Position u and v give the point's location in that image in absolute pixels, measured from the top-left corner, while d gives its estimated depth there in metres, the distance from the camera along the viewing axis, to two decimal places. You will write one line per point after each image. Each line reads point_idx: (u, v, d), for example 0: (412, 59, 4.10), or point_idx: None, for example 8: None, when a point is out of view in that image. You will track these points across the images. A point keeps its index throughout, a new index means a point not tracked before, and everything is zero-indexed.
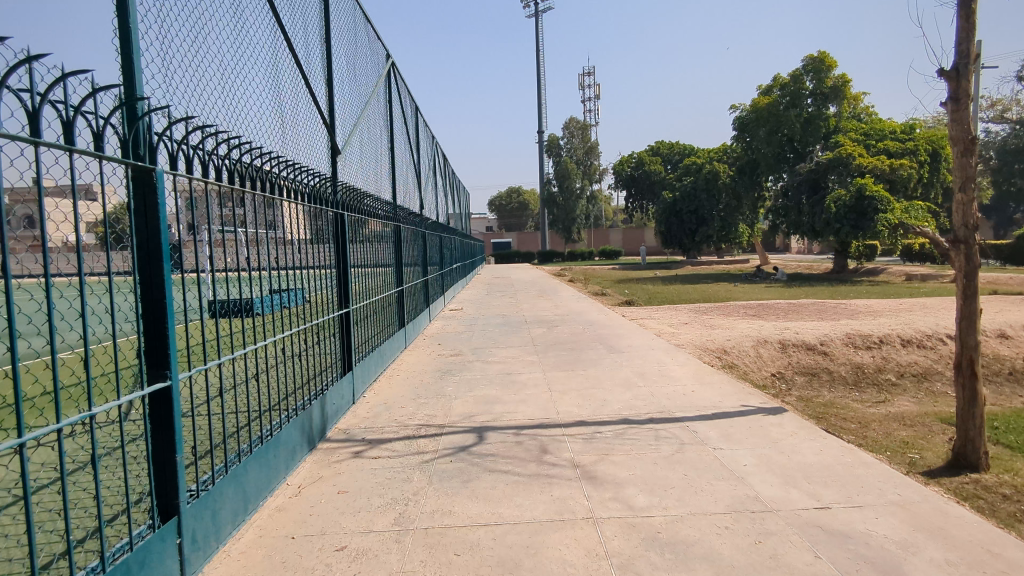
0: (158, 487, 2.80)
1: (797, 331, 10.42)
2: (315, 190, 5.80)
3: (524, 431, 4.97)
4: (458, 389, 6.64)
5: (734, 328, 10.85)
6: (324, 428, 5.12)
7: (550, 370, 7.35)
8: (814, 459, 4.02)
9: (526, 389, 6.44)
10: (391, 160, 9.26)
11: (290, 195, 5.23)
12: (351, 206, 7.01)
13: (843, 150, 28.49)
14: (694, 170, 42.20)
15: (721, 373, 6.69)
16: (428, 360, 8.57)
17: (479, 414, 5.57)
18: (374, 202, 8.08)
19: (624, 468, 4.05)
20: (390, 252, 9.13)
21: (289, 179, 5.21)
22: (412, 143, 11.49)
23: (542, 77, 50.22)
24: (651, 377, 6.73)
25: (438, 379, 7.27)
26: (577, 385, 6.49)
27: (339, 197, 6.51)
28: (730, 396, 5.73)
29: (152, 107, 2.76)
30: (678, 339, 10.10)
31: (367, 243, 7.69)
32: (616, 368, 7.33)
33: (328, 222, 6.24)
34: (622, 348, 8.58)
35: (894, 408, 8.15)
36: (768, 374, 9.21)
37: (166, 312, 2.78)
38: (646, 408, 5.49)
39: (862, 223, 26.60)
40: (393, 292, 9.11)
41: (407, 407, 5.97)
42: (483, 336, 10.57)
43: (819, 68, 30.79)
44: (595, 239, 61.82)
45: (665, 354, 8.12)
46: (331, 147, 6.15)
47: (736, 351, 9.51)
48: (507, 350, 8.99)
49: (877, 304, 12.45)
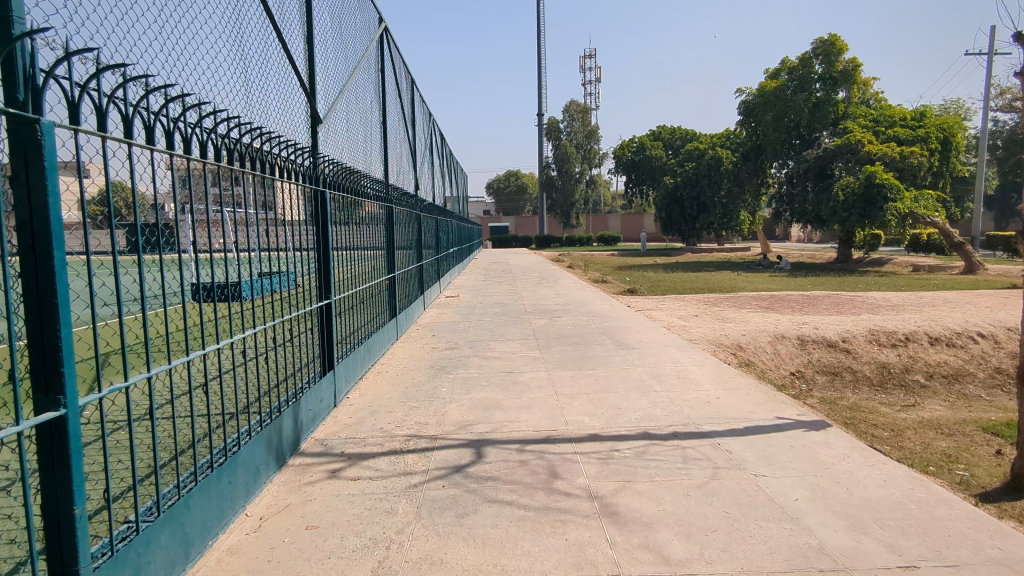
0: (51, 548, 2.10)
1: (817, 326, 9.74)
2: (295, 165, 5.04)
3: (529, 447, 4.29)
4: (453, 390, 5.94)
5: (748, 322, 10.18)
6: (296, 441, 4.41)
7: (555, 369, 6.66)
8: (880, 494, 3.37)
9: (530, 392, 5.76)
10: (382, 134, 8.48)
11: (262, 169, 4.47)
12: (335, 183, 6.22)
13: (852, 137, 27.59)
14: (696, 156, 41.35)
15: (746, 376, 6.01)
16: (421, 353, 7.89)
17: (477, 423, 4.88)
18: (362, 180, 7.30)
19: (652, 501, 3.38)
20: (381, 236, 8.38)
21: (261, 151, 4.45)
22: (407, 119, 10.70)
23: (543, 57, 48.94)
24: (669, 379, 6.04)
25: (432, 377, 6.58)
26: (586, 388, 5.80)
27: (322, 171, 5.72)
28: (762, 405, 5.05)
29: (33, 32, 2.01)
30: (691, 333, 9.42)
31: (353, 227, 6.93)
32: (628, 367, 6.65)
33: (308, 200, 5.44)
34: (632, 344, 7.91)
35: (927, 413, 7.49)
36: (788, 373, 8.55)
37: (57, 314, 2.05)
38: (668, 419, 4.82)
39: (870, 212, 25.62)
40: (384, 279, 8.40)
41: (395, 413, 5.28)
42: (480, 327, 9.85)
43: (830, 51, 29.91)
44: (593, 224, 61.01)
45: (679, 352, 7.44)
46: (312, 116, 5.38)
47: (752, 348, 8.86)
48: (507, 343, 8.28)
49: (897, 298, 11.77)
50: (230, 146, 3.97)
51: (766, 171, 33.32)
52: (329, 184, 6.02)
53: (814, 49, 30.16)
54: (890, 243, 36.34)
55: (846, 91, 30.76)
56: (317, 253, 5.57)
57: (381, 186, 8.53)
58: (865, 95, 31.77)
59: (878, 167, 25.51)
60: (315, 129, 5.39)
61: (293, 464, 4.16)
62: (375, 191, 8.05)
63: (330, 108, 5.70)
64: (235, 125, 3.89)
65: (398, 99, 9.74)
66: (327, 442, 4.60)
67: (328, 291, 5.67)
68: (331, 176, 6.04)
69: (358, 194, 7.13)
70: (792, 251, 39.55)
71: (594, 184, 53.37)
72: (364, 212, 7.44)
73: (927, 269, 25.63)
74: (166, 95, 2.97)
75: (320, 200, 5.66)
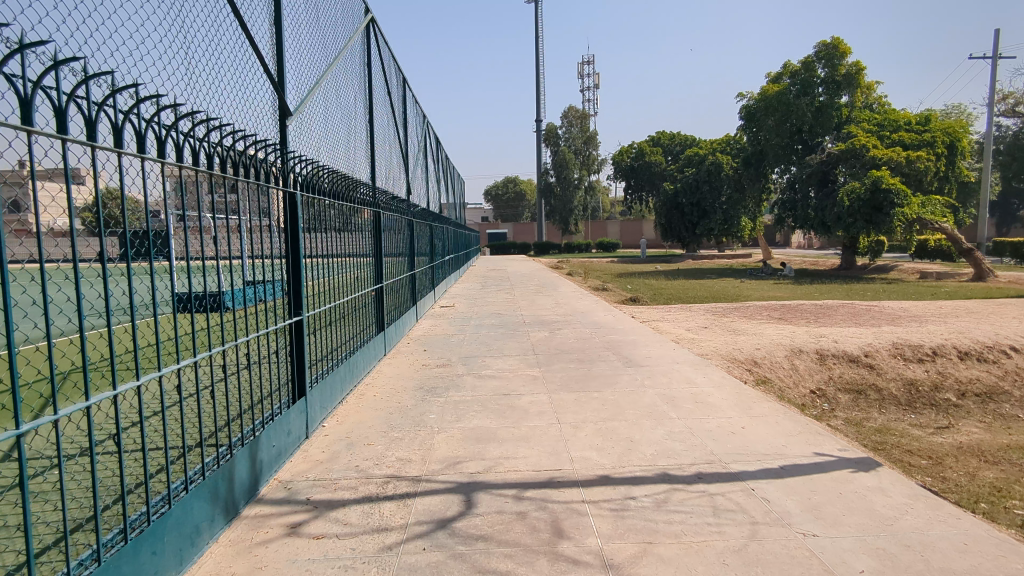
0: None
1: (836, 339, 9.10)
2: (266, 163, 4.43)
3: (528, 493, 3.63)
4: (443, 417, 5.27)
5: (761, 335, 9.55)
6: (254, 486, 3.74)
7: (556, 391, 6.01)
8: (964, 563, 2.73)
9: (529, 419, 5.10)
10: (369, 134, 7.84)
11: (237, 173, 4.07)
12: (310, 185, 5.53)
13: (856, 141, 27.07)
14: (696, 162, 40.80)
15: (772, 401, 5.35)
16: (411, 371, 7.25)
17: (468, 460, 4.22)
18: (343, 182, 6.62)
19: (682, 571, 2.73)
20: (367, 243, 7.71)
21: (234, 150, 4.01)
22: (398, 120, 10.08)
23: (542, 60, 48.46)
24: (684, 404, 5.38)
25: (419, 400, 5.93)
26: (592, 415, 5.15)
27: (293, 171, 5.03)
28: (797, 437, 4.39)
29: None
30: (701, 347, 8.77)
31: (332, 234, 6.24)
32: (637, 388, 6.00)
33: (277, 204, 4.75)
34: (640, 361, 7.26)
35: (964, 437, 6.82)
36: (808, 391, 7.91)
37: None
38: (689, 455, 4.16)
39: (878, 218, 25.00)
40: (371, 291, 7.73)
41: (375, 446, 4.62)
42: (475, 340, 9.18)
43: (832, 55, 29.48)
44: (592, 231, 60.38)
45: (692, 370, 6.80)
46: (281, 109, 4.72)
47: (768, 363, 8.23)
48: (504, 360, 7.61)
49: (917, 308, 11.12)
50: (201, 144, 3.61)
51: (767, 176, 32.75)
52: (302, 185, 5.33)
53: (817, 53, 29.73)
54: (894, 250, 35.87)
55: (849, 95, 30.26)
56: (287, 264, 4.87)
57: (367, 190, 7.86)
58: (868, 100, 31.28)
59: (885, 172, 24.99)
60: (286, 123, 4.73)
61: (247, 515, 3.51)
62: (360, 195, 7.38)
63: (303, 99, 5.06)
64: (206, 123, 3.51)
65: (387, 97, 9.11)
66: (293, 484, 3.94)
67: (302, 307, 4.91)
68: (305, 178, 5.35)
69: (337, 198, 6.44)
70: (795, 258, 38.94)
71: (592, 190, 52.80)
72: (346, 217, 6.77)
73: (935, 275, 25.03)
74: (102, 82, 2.55)
75: (291, 204, 4.94)
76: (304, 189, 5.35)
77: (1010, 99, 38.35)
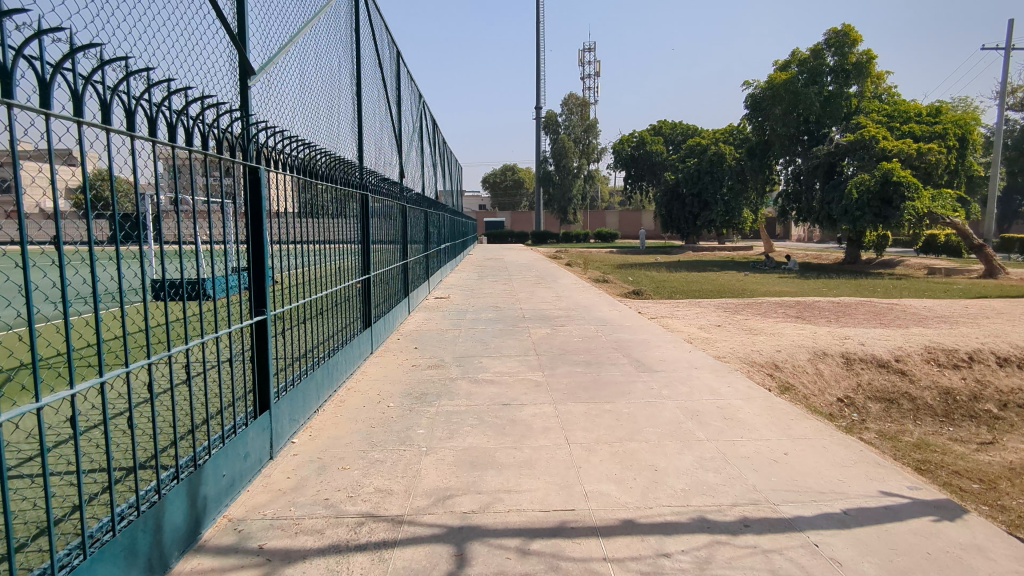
0: None
1: (863, 341, 8.41)
2: (224, 131, 3.65)
3: (535, 544, 2.92)
4: (432, 433, 4.55)
5: (780, 335, 8.86)
6: (193, 532, 3.00)
7: (562, 401, 5.28)
8: None
9: (533, 439, 4.37)
10: (356, 107, 7.03)
11: (189, 142, 3.36)
12: (281, 160, 4.73)
13: (865, 132, 26.11)
14: (698, 152, 39.94)
15: (812, 420, 4.66)
16: (398, 373, 6.52)
17: (461, 495, 3.49)
18: (323, 159, 5.81)
19: None
20: (353, 229, 6.94)
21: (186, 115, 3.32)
22: (390, 96, 9.26)
23: (542, 45, 47.35)
24: (711, 421, 4.66)
25: (407, 409, 5.20)
26: (607, 434, 4.43)
27: (261, 142, 4.23)
28: (856, 471, 3.68)
29: None
30: (717, 348, 8.06)
31: (308, 218, 5.45)
32: (654, 399, 5.28)
33: (238, 181, 3.95)
34: (654, 366, 6.54)
35: (1014, 454, 6.12)
36: (835, 400, 7.23)
37: None
38: (730, 492, 3.44)
39: (887, 212, 24.20)
40: (357, 282, 6.98)
41: (352, 472, 3.89)
42: (470, 337, 8.44)
43: (842, 43, 28.67)
44: (591, 221, 59.66)
45: (714, 377, 6.07)
46: (242, 67, 3.90)
47: (790, 368, 7.56)
48: (502, 362, 6.88)
49: (943, 308, 10.42)
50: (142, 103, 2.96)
51: (772, 167, 31.95)
52: (268, 161, 4.51)
53: (826, 40, 28.91)
54: (897, 246, 35.22)
55: (859, 85, 29.41)
56: (250, 253, 4.07)
57: (354, 169, 7.05)
58: (878, 89, 30.42)
59: (895, 163, 24.08)
60: (248, 84, 3.92)
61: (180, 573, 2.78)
62: (343, 175, 6.56)
63: (271, 58, 4.25)
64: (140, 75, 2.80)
65: (378, 69, 8.30)
66: (246, 526, 3.20)
67: (265, 305, 4.11)
68: (272, 152, 4.53)
69: (315, 175, 5.62)
70: (797, 252, 38.20)
71: (592, 179, 51.90)
72: (326, 199, 5.96)
73: (944, 271, 24.37)
74: None
75: (253, 180, 4.12)
76: (271, 167, 4.54)
77: (1019, 93, 37.59)
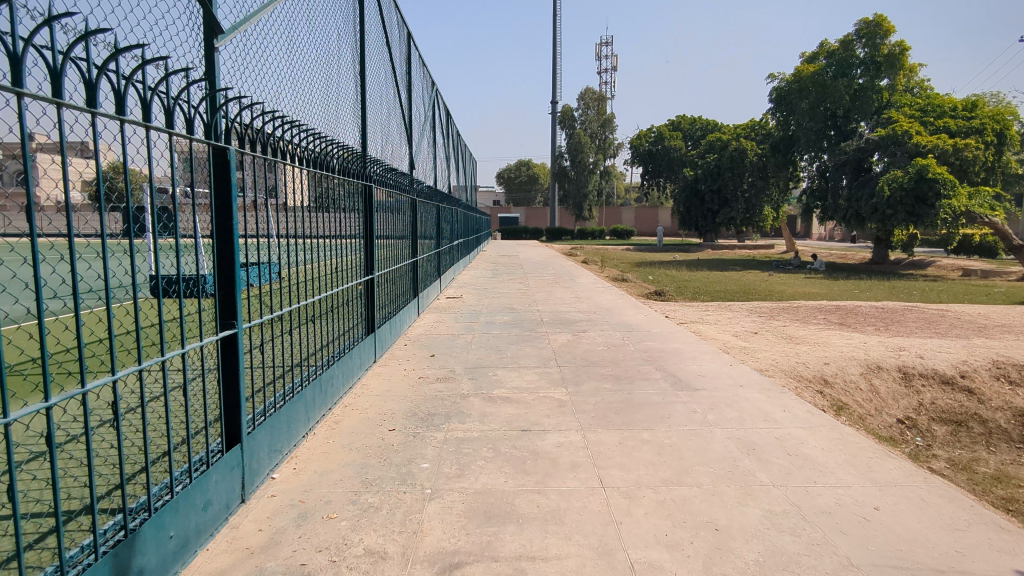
0: None
1: (922, 354, 7.55)
2: (175, 99, 2.76)
3: None
4: (440, 469, 3.82)
5: (826, 344, 8.03)
6: None
7: (590, 427, 4.51)
8: None
9: (561, 481, 3.61)
10: (358, 87, 6.25)
11: (121, 110, 2.48)
12: (261, 142, 3.95)
13: (897, 127, 24.87)
14: (718, 147, 38.81)
15: (897, 460, 3.88)
16: (403, 387, 5.78)
17: (473, 563, 2.76)
18: (318, 144, 5.06)
19: None
20: (354, 223, 6.18)
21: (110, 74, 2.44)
22: (398, 79, 8.49)
23: (560, 36, 46.37)
24: (773, 459, 3.89)
25: (410, 435, 4.46)
26: (649, 475, 3.67)
27: (234, 117, 3.45)
28: (976, 539, 2.91)
29: None
30: (758, 360, 7.26)
31: (296, 210, 4.68)
32: (699, 427, 4.52)
33: (202, 165, 3.14)
34: (692, 383, 5.74)
35: None
36: (895, 421, 6.39)
37: None
38: (819, 569, 2.67)
39: (921, 210, 22.92)
40: (358, 282, 6.23)
41: (340, 524, 3.17)
42: (483, 344, 7.69)
43: (874, 34, 27.37)
44: (606, 217, 58.67)
45: (764, 398, 5.27)
46: (206, 24, 3.12)
47: (842, 384, 6.75)
48: (519, 375, 6.13)
49: (1003, 317, 9.50)
50: (32, 48, 2.07)
51: (796, 163, 30.85)
52: (245, 141, 3.74)
53: (857, 31, 27.65)
54: (925, 246, 34.02)
55: (890, 78, 28.16)
56: (216, 254, 3.27)
57: (355, 157, 6.27)
58: (910, 82, 29.16)
59: (930, 159, 22.91)
60: (214, 44, 3.15)
61: None
62: (343, 162, 5.80)
63: (247, 17, 3.49)
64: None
65: (385, 49, 7.53)
66: None
67: (235, 315, 3.34)
68: (251, 131, 3.74)
69: (309, 162, 4.85)
70: (819, 250, 37.02)
71: (608, 174, 50.86)
72: (324, 189, 5.19)
73: (980, 273, 23.19)
74: None
75: (222, 164, 3.27)
76: (247, 147, 3.76)
77: None
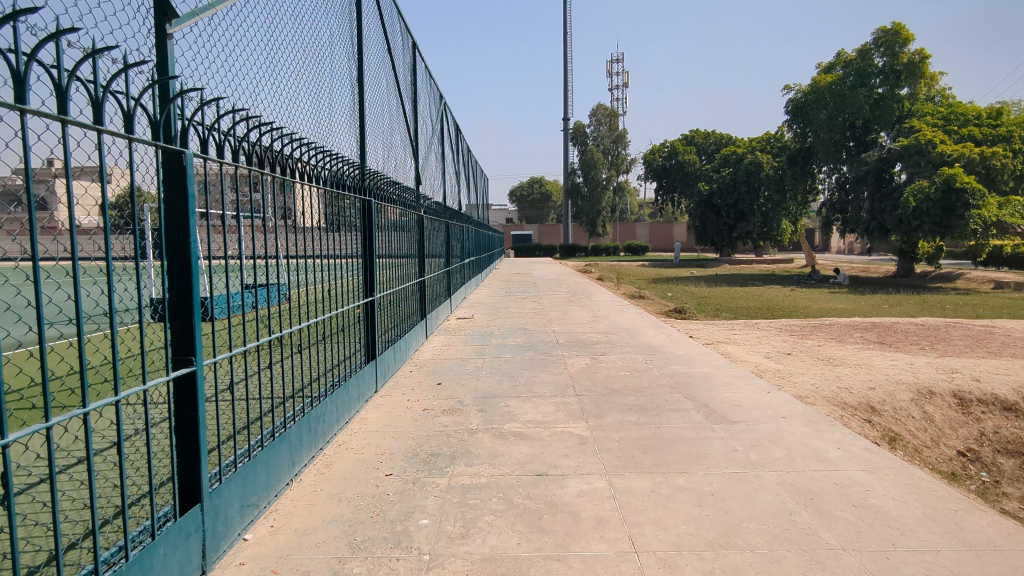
0: None
1: (978, 377, 6.86)
2: (104, 88, 2.25)
3: None
4: (440, 528, 3.23)
5: (869, 367, 7.35)
6: None
7: (616, 471, 3.91)
8: None
9: (585, 543, 3.02)
10: (355, 93, 5.76)
11: (22, 98, 1.95)
12: (233, 148, 3.41)
13: (920, 136, 24.12)
14: (733, 161, 38.19)
15: (986, 514, 3.25)
16: (405, 422, 5.20)
17: None
18: (308, 154, 4.54)
19: None
20: (353, 241, 5.65)
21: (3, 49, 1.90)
22: (402, 90, 8.02)
23: (571, 53, 46.24)
24: (836, 513, 3.27)
25: (409, 482, 3.87)
26: (691, 536, 3.06)
27: (196, 118, 2.93)
28: None
29: None
30: (796, 385, 6.60)
31: (281, 227, 4.14)
32: (744, 470, 3.90)
33: (149, 170, 2.61)
34: (729, 415, 5.11)
35: None
36: (956, 453, 5.71)
37: None
38: None
39: (950, 221, 22.02)
40: (358, 306, 5.69)
41: None
42: (495, 371, 7.09)
43: (893, 42, 26.74)
44: (620, 233, 58.06)
45: (812, 431, 4.65)
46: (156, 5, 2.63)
47: (891, 411, 6.08)
48: (533, 406, 5.54)
49: None
50: None
51: (814, 175, 30.10)
52: (211, 146, 3.24)
53: (874, 39, 27.03)
54: (952, 258, 32.98)
55: (910, 87, 27.44)
56: (169, 279, 2.74)
57: (354, 170, 5.76)
58: (931, 91, 28.43)
59: (957, 168, 22.17)
60: (167, 30, 2.67)
61: None
62: (342, 174, 5.29)
63: (211, 2, 2.99)
64: None
65: (386, 57, 7.07)
66: None
67: (194, 351, 2.83)
68: (218, 135, 3.23)
69: (297, 174, 4.34)
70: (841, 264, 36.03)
71: (621, 190, 50.30)
72: (316, 205, 4.68)
73: (1014, 284, 22.22)
74: None
75: (176, 170, 2.75)
76: (214, 154, 3.27)
77: None
